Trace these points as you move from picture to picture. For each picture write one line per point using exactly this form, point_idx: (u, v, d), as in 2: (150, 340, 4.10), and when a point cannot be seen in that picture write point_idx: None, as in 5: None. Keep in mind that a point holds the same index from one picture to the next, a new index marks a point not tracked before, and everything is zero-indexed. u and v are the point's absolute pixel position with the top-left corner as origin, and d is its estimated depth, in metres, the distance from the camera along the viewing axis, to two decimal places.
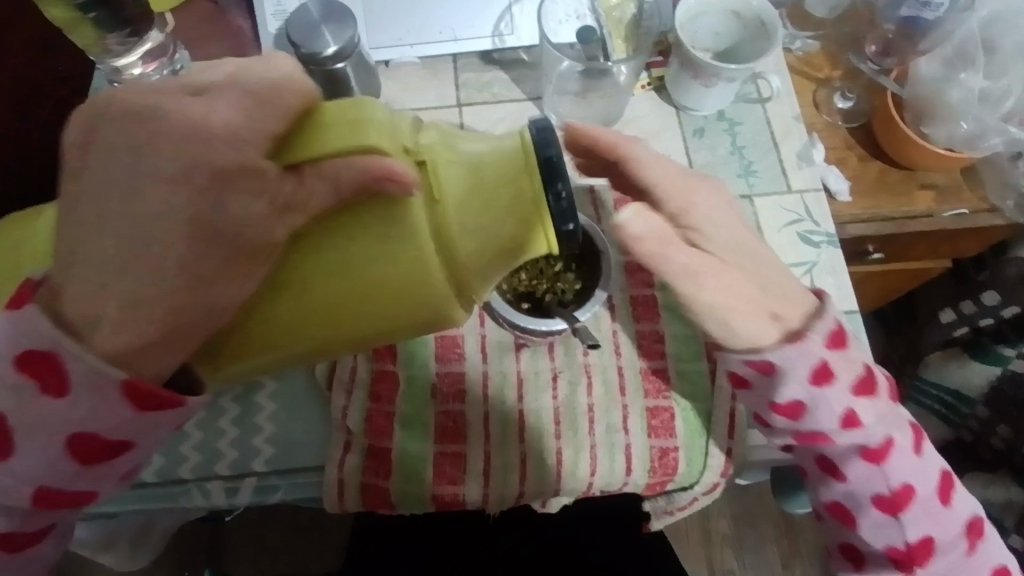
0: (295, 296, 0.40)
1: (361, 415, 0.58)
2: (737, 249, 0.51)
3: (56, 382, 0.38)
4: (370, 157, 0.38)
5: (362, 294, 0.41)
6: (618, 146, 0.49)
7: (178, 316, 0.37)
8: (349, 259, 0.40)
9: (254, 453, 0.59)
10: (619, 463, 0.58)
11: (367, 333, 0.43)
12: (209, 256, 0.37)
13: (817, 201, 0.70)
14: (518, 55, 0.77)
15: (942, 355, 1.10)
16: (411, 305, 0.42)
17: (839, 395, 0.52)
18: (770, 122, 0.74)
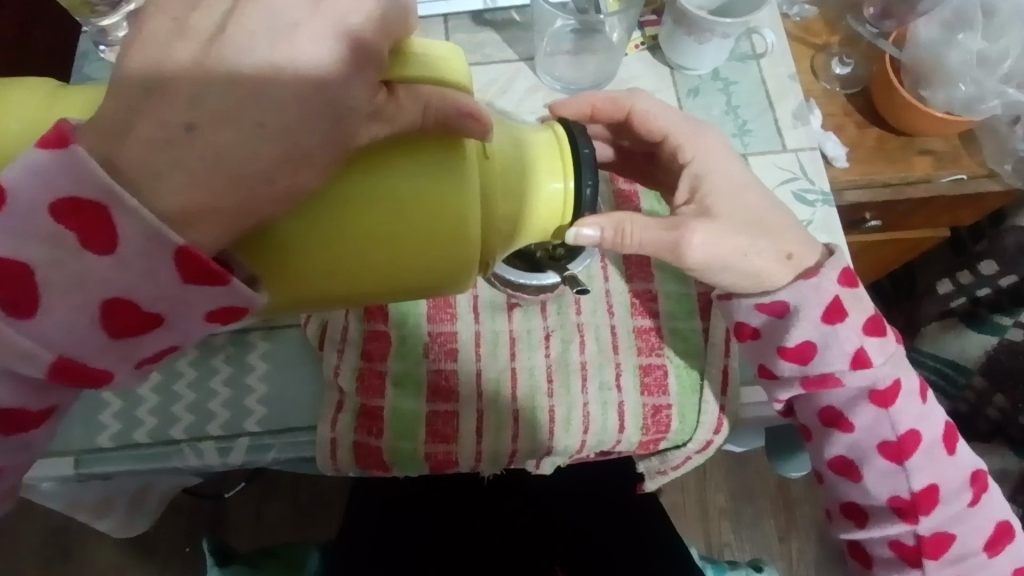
0: (331, 223, 0.38)
1: (353, 373, 0.58)
2: (736, 199, 0.56)
3: (103, 235, 0.32)
4: (460, 91, 0.39)
5: (403, 236, 0.39)
6: (626, 102, 0.59)
7: (252, 189, 0.34)
8: (404, 198, 0.38)
9: (247, 413, 0.59)
10: (612, 420, 0.58)
11: (383, 281, 0.41)
12: (309, 132, 0.34)
13: (812, 159, 0.70)
14: (510, 15, 0.76)
15: (939, 326, 1.09)
16: (443, 260, 0.41)
17: (850, 333, 0.55)
18: (765, 80, 0.73)
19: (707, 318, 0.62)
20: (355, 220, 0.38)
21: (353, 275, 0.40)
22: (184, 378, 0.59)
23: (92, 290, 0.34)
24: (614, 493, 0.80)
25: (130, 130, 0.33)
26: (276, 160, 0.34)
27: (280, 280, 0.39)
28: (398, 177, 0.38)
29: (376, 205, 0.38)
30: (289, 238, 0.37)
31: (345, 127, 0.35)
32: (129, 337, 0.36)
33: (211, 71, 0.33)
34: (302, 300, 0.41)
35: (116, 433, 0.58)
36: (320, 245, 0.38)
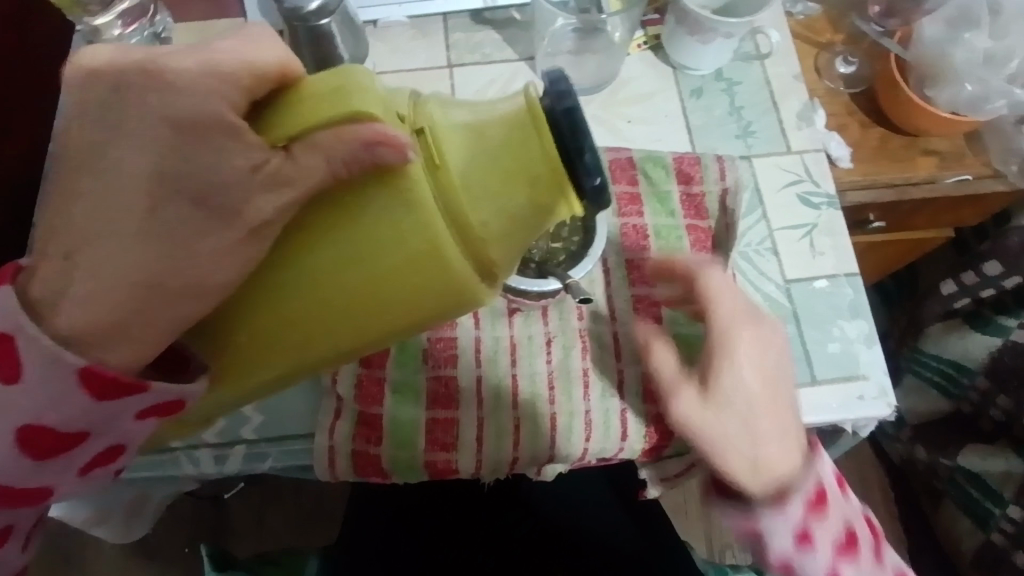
0: (298, 294, 0.36)
1: (351, 380, 0.57)
2: (745, 390, 0.54)
3: (9, 364, 0.34)
4: (359, 120, 0.34)
5: (354, 292, 0.36)
6: (698, 273, 0.56)
7: (149, 287, 0.34)
8: (334, 253, 0.36)
9: (243, 420, 0.58)
10: (614, 427, 0.58)
11: (389, 329, 0.39)
12: (192, 219, 0.33)
13: (816, 161, 0.68)
14: (510, 14, 0.75)
15: (943, 326, 1.08)
16: (418, 294, 0.37)
17: (798, 522, 0.55)
18: (769, 81, 0.72)
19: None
20: (297, 283, 0.36)
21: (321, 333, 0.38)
22: None
23: (21, 405, 0.35)
24: (613, 497, 0.81)
25: (53, 233, 0.34)
26: (162, 257, 0.33)
27: (247, 367, 0.39)
28: (324, 232, 0.35)
29: (301, 269, 0.36)
30: (263, 318, 0.37)
31: (231, 202, 0.33)
32: (56, 452, 0.38)
33: (97, 169, 0.34)
34: (292, 369, 0.41)
35: None
36: (264, 322, 0.37)
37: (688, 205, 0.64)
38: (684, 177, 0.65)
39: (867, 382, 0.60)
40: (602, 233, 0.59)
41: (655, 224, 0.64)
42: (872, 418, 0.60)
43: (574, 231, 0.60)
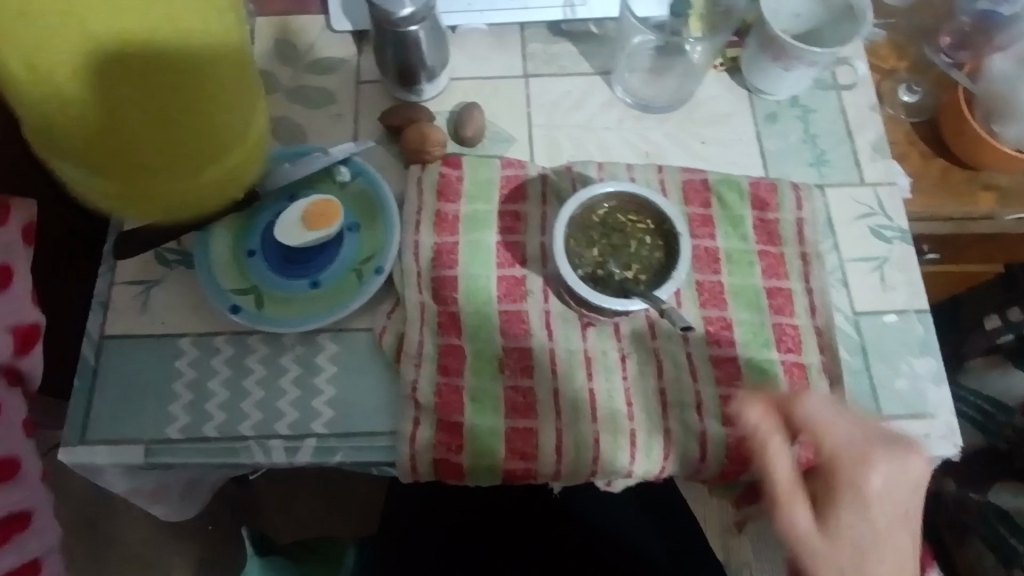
0: (71, 134, 0.46)
1: (431, 388, 0.59)
2: (890, 533, 0.51)
3: None
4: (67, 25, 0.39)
5: (143, 113, 0.45)
6: (794, 408, 0.55)
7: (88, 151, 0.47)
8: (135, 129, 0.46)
9: (315, 414, 0.59)
10: (693, 448, 0.58)
11: (177, 148, 0.49)
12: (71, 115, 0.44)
13: (891, 194, 0.68)
14: (587, 27, 0.76)
15: (984, 362, 1.05)
16: (168, 100, 0.46)
17: None
18: (846, 111, 0.72)
19: (798, 352, 0.61)
20: (82, 120, 0.45)
21: (198, 109, 0.48)
22: (254, 375, 0.61)
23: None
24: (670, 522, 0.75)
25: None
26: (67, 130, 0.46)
27: (212, 161, 0.53)
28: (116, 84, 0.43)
29: (119, 145, 0.47)
30: (122, 184, 0.51)
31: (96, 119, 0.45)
32: None
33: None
34: (209, 138, 0.51)
35: (186, 424, 0.59)
36: (170, 144, 0.49)
37: (761, 230, 0.65)
38: (760, 202, 0.66)
39: (936, 421, 0.60)
40: (687, 251, 0.53)
41: (727, 247, 0.65)
42: (937, 458, 0.60)
43: (653, 250, 0.55)
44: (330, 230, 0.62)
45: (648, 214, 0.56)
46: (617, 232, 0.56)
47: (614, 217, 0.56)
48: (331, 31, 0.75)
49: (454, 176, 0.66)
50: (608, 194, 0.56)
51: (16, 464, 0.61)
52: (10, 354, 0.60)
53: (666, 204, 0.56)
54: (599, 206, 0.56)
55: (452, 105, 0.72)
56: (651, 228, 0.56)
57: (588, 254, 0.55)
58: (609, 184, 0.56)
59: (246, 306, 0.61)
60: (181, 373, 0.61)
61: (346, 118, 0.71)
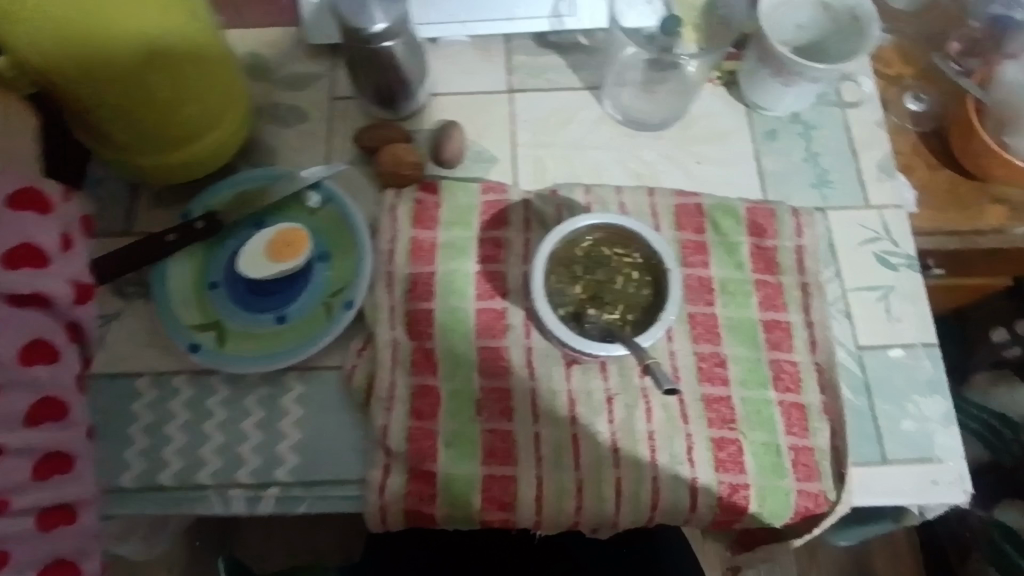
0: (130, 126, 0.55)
1: (403, 433, 0.55)
2: None
3: (42, 355, 0.51)
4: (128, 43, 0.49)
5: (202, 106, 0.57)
6: None
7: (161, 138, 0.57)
8: (124, 107, 0.53)
9: (278, 461, 0.55)
10: (683, 497, 0.54)
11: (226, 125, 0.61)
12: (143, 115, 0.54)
13: (898, 218, 0.64)
14: (576, 38, 0.71)
15: (991, 376, 0.95)
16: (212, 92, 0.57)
17: None
18: (850, 128, 0.67)
19: (797, 391, 0.57)
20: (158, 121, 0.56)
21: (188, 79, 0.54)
22: (214, 418, 0.57)
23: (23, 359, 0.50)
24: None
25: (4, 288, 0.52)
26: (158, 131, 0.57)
27: (212, 128, 0.59)
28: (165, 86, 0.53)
29: (139, 115, 0.54)
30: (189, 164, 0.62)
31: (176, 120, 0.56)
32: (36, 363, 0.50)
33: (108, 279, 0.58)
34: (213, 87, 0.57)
35: (140, 473, 0.55)
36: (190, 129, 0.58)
37: (758, 258, 0.61)
38: (757, 229, 0.62)
39: (944, 466, 0.56)
40: (676, 292, 0.49)
41: (721, 277, 0.60)
42: (944, 505, 0.55)
43: (639, 288, 0.51)
44: (298, 261, 0.58)
45: (636, 248, 0.52)
46: (602, 268, 0.52)
47: (598, 252, 0.52)
48: (304, 43, 0.71)
49: (431, 202, 0.62)
50: (592, 226, 0.52)
51: (66, 407, 0.52)
52: (70, 302, 0.54)
53: (656, 238, 0.52)
54: (583, 239, 0.52)
55: (432, 123, 0.68)
56: (638, 263, 0.52)
57: (569, 292, 0.51)
58: (594, 216, 0.52)
59: (206, 344, 0.58)
60: (136, 416, 0.57)
61: (318, 138, 0.67)
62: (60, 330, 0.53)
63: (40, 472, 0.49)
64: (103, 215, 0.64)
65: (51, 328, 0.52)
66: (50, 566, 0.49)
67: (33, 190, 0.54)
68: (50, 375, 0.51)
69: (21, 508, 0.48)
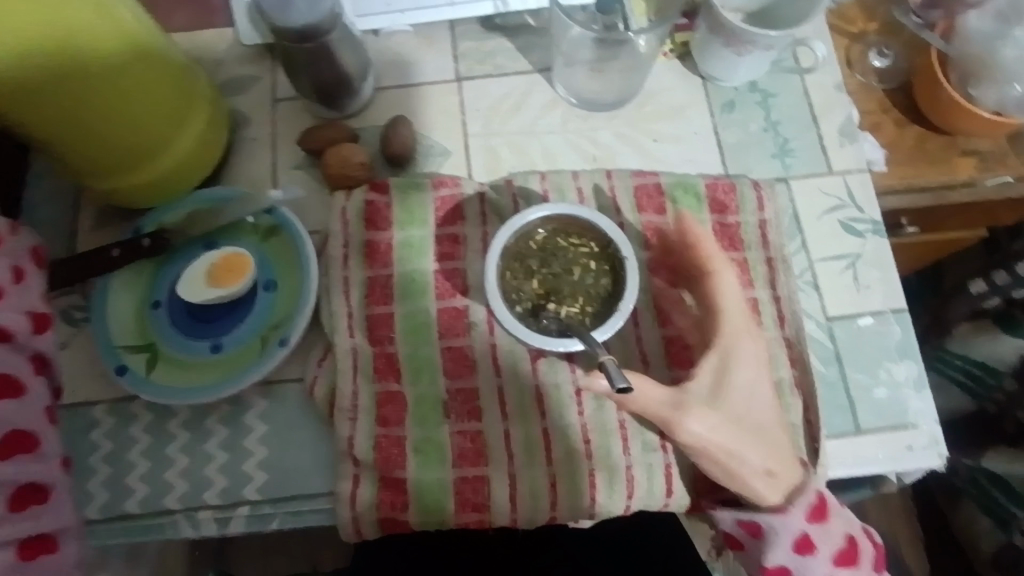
0: (87, 152, 0.51)
1: (370, 443, 0.54)
2: None
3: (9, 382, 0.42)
4: (80, 65, 0.45)
5: (167, 126, 0.54)
6: None
7: (116, 160, 0.53)
8: (82, 134, 0.49)
9: (246, 480, 0.54)
10: (657, 483, 0.54)
11: (193, 146, 0.58)
12: (101, 138, 0.51)
13: (862, 183, 0.63)
14: (523, 19, 0.69)
15: (972, 327, 0.87)
16: (175, 111, 0.54)
17: (822, 566, 0.52)
18: (809, 93, 0.66)
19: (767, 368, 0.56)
20: (119, 144, 0.52)
21: (136, 97, 0.50)
22: (176, 441, 0.55)
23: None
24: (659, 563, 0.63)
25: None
26: (112, 157, 0.53)
27: (180, 143, 0.56)
28: (124, 109, 0.50)
29: (101, 142, 0.51)
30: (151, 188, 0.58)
31: (136, 142, 0.53)
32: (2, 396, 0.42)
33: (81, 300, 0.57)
34: (167, 104, 0.53)
35: (104, 503, 0.54)
36: (145, 151, 0.54)
37: (721, 235, 0.60)
38: (718, 205, 0.60)
39: (918, 431, 0.55)
40: (634, 280, 0.48)
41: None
42: (921, 469, 0.55)
43: (598, 278, 0.50)
44: (236, 288, 0.56)
45: (592, 237, 0.51)
46: (557, 259, 0.50)
47: (553, 243, 0.51)
48: (240, 44, 0.68)
49: (382, 202, 0.60)
50: (545, 218, 0.51)
51: (36, 439, 0.43)
52: (28, 333, 0.45)
53: (610, 225, 0.50)
54: (536, 231, 0.51)
55: (380, 118, 0.65)
56: (596, 253, 0.50)
57: (526, 288, 0.50)
58: (545, 207, 0.50)
59: (136, 367, 0.56)
60: (97, 445, 0.55)
61: (262, 144, 0.65)
62: (25, 363, 0.45)
63: (18, 504, 0.41)
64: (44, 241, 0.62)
65: (21, 362, 0.44)
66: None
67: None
68: (16, 410, 0.42)
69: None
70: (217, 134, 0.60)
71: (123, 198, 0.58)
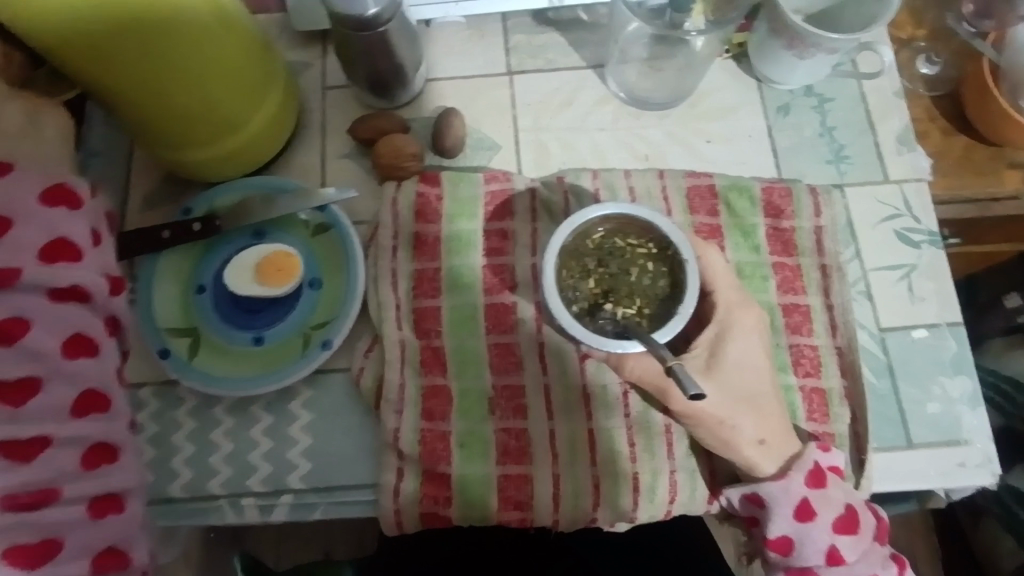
0: (168, 123, 0.53)
1: (415, 435, 0.53)
2: None
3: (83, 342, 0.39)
4: (176, 37, 0.47)
5: (243, 103, 0.56)
6: None
7: (191, 133, 0.55)
8: (167, 104, 0.51)
9: (290, 468, 0.54)
10: (701, 489, 0.53)
11: (263, 125, 0.59)
12: (182, 111, 0.52)
13: (918, 192, 0.62)
14: (576, 14, 0.68)
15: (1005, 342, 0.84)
16: (252, 88, 0.56)
17: (824, 533, 0.47)
18: (866, 99, 0.65)
19: (817, 375, 0.55)
20: (198, 117, 0.54)
21: (202, 48, 0.49)
22: (222, 427, 0.55)
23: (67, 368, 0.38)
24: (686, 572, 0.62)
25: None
26: (189, 129, 0.55)
27: (252, 121, 0.58)
28: (208, 82, 0.52)
29: (182, 113, 0.53)
30: (219, 163, 0.60)
31: (213, 116, 0.54)
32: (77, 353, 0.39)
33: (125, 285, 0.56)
34: (242, 73, 0.54)
35: (149, 485, 0.54)
36: (207, 107, 0.53)
37: (774, 239, 0.59)
38: (773, 209, 0.59)
39: (971, 448, 0.54)
40: (694, 283, 0.47)
41: (737, 260, 0.58)
42: (971, 487, 0.54)
43: (657, 280, 0.49)
44: (282, 288, 0.56)
45: (652, 238, 0.50)
46: (615, 260, 0.49)
47: (611, 243, 0.50)
48: (292, 30, 0.68)
49: (432, 194, 0.60)
50: (604, 217, 0.50)
51: (108, 400, 0.40)
52: (107, 295, 0.42)
53: (671, 226, 0.49)
54: (594, 231, 0.50)
55: (430, 110, 0.65)
56: (655, 255, 0.49)
57: (583, 287, 0.49)
58: (606, 206, 0.49)
59: (177, 351, 0.56)
60: (142, 427, 0.55)
61: (312, 132, 0.65)
62: (100, 323, 0.42)
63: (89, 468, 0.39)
64: None
65: (95, 323, 0.41)
66: (101, 556, 0.39)
67: (64, 181, 0.42)
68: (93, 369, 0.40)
69: (73, 496, 0.37)
70: (285, 115, 0.62)
71: (191, 171, 0.60)
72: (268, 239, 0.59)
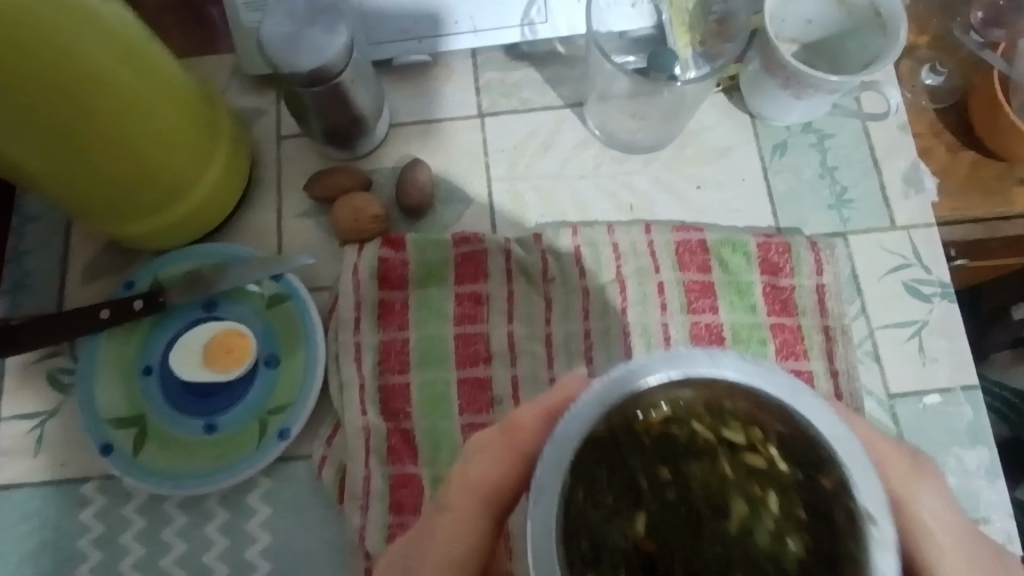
0: (105, 199, 0.48)
1: (382, 533, 0.49)
2: None
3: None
4: (104, 112, 0.42)
5: (188, 170, 0.51)
6: None
7: (131, 207, 0.50)
8: (101, 180, 0.46)
9: (249, 569, 0.50)
10: None
11: (214, 188, 0.54)
12: (117, 185, 0.47)
13: (928, 238, 0.57)
14: (552, 47, 0.62)
15: None
16: (199, 153, 0.51)
17: None
18: (869, 135, 0.59)
19: None
20: (139, 190, 0.49)
21: (130, 117, 0.44)
22: (174, 524, 0.51)
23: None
24: None
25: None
26: (129, 203, 0.50)
27: (199, 186, 0.52)
28: (145, 154, 0.47)
29: (119, 187, 0.48)
30: (168, 234, 0.54)
31: (153, 188, 0.49)
32: None
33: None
34: (183, 137, 0.49)
35: None
36: (145, 179, 0.48)
37: (772, 299, 0.54)
38: (770, 266, 0.54)
39: (990, 528, 0.50)
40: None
41: (732, 322, 0.53)
42: None
43: (784, 536, 0.23)
44: (231, 372, 0.51)
45: (780, 440, 0.24)
46: (697, 476, 0.23)
47: (687, 436, 0.24)
48: (244, 74, 0.62)
49: (396, 259, 0.54)
50: (684, 379, 0.24)
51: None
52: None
53: (828, 426, 0.23)
54: (656, 405, 0.24)
55: (396, 160, 0.60)
56: (785, 479, 0.23)
57: (614, 535, 0.23)
58: (685, 358, 0.24)
59: (121, 445, 0.51)
60: (86, 527, 0.51)
61: (269, 188, 0.59)
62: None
63: None
64: (30, 294, 0.57)
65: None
66: None
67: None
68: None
69: None
70: (237, 173, 0.56)
71: (136, 242, 0.54)
72: (221, 313, 0.54)
